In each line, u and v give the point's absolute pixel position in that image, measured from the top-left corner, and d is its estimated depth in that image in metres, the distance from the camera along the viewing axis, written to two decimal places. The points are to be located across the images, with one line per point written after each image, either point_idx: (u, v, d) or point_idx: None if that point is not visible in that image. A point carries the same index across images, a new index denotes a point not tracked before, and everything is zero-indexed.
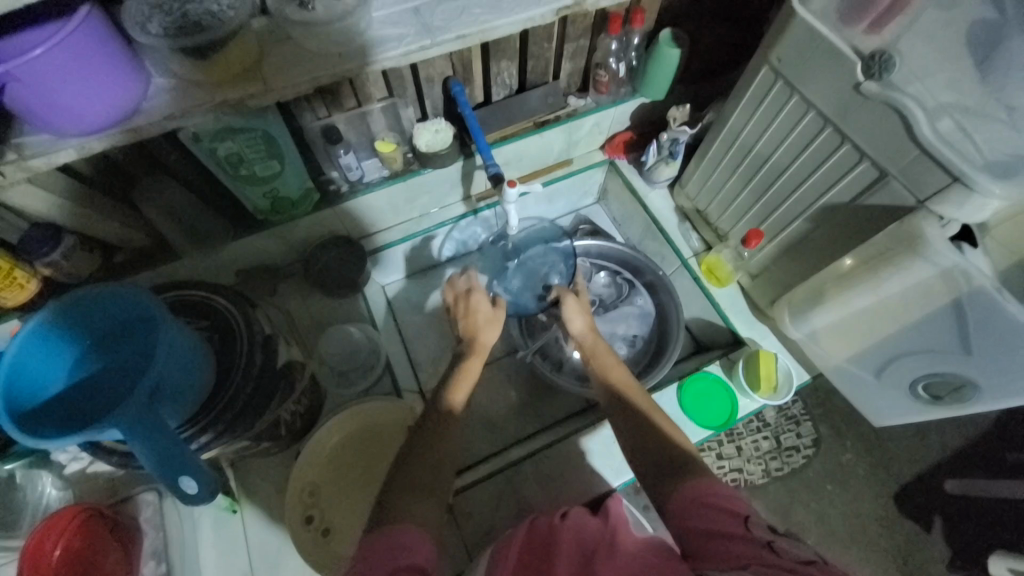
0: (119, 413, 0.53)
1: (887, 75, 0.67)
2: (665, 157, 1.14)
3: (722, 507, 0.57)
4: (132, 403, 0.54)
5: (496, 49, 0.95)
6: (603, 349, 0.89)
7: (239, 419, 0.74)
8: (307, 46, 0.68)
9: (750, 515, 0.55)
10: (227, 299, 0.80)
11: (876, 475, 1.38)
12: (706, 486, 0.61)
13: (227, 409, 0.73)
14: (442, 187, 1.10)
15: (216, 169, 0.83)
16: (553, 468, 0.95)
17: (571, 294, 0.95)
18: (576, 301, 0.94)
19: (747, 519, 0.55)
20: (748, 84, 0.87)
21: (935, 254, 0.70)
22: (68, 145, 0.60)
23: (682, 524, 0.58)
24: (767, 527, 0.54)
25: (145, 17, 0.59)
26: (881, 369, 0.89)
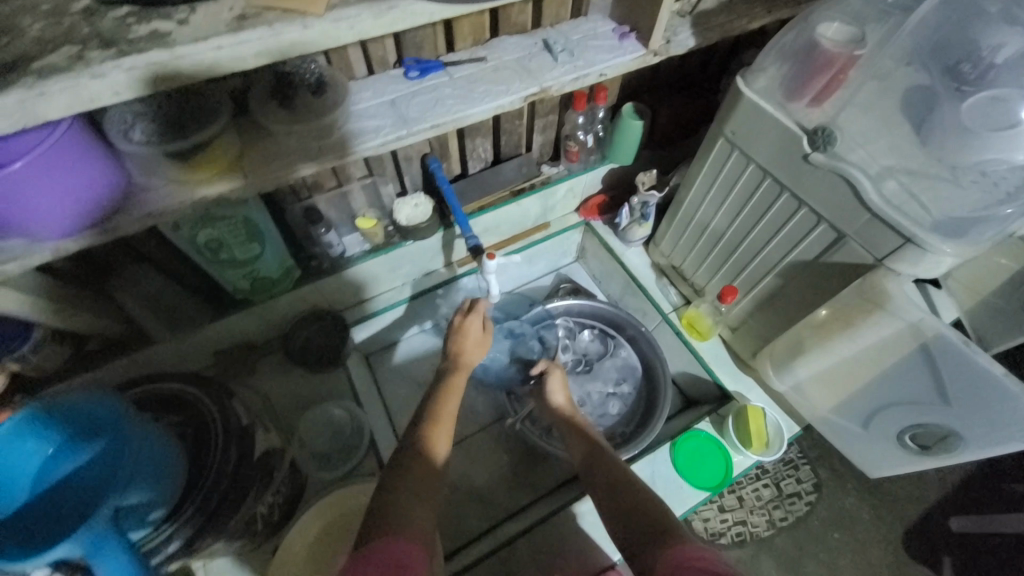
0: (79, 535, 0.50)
1: (830, 147, 0.73)
2: (638, 219, 1.19)
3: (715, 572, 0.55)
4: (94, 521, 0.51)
5: (470, 129, 1.01)
6: (582, 421, 0.90)
7: (212, 520, 0.69)
8: (287, 141, 0.71)
9: None
10: (202, 388, 0.77)
11: (881, 518, 1.35)
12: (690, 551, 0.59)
13: (201, 510, 0.68)
14: (424, 256, 1.12)
15: (196, 255, 0.84)
16: (548, 544, 0.90)
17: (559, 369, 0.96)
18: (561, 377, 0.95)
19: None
20: (707, 153, 0.93)
21: (899, 307, 0.74)
22: (43, 248, 0.60)
23: None
24: None
25: (128, 124, 0.63)
26: (869, 419, 0.89)
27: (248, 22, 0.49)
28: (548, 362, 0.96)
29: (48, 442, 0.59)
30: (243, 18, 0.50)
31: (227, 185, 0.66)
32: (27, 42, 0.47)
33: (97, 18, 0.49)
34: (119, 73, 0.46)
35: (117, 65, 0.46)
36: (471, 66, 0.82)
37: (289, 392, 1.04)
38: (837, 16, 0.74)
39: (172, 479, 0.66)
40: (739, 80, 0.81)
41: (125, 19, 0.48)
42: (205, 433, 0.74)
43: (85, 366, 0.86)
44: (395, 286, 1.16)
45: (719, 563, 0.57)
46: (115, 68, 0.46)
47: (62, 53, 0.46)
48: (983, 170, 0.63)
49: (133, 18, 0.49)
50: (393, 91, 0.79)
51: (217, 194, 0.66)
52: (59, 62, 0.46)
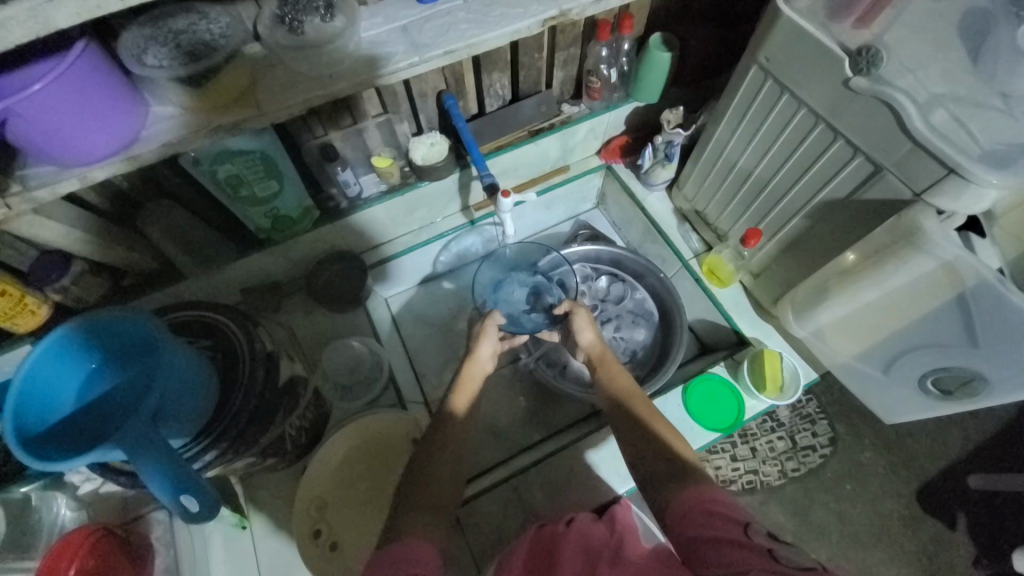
0: (123, 432, 0.54)
1: (875, 69, 0.67)
2: (661, 160, 1.14)
3: (723, 514, 0.56)
4: (135, 421, 0.55)
5: (487, 62, 0.97)
6: (613, 358, 0.89)
7: (244, 436, 0.74)
8: (297, 69, 0.70)
9: (749, 523, 0.54)
10: (228, 316, 0.81)
11: (896, 473, 1.34)
12: (703, 493, 0.60)
13: (232, 426, 0.73)
14: (440, 199, 1.12)
15: (216, 190, 0.85)
16: (558, 475, 0.95)
17: (583, 308, 0.93)
18: (588, 314, 0.92)
19: (747, 525, 0.54)
20: (738, 83, 0.87)
21: (935, 247, 0.70)
22: (70, 175, 0.62)
23: (684, 533, 0.57)
24: (767, 533, 0.53)
25: (142, 49, 0.62)
26: (890, 364, 0.87)
27: None
28: (573, 302, 0.92)
29: (91, 358, 0.64)
30: None
31: (241, 114, 0.67)
32: None
33: None
34: None
35: None
36: None
37: (312, 330, 1.08)
38: None
39: (204, 397, 0.69)
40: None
41: None
42: (233, 358, 0.78)
43: (124, 297, 0.91)
44: (412, 229, 1.16)
45: (730, 506, 0.58)
46: None
47: None
48: None
49: None
50: (405, 16, 0.75)
51: (231, 122, 0.67)
52: None
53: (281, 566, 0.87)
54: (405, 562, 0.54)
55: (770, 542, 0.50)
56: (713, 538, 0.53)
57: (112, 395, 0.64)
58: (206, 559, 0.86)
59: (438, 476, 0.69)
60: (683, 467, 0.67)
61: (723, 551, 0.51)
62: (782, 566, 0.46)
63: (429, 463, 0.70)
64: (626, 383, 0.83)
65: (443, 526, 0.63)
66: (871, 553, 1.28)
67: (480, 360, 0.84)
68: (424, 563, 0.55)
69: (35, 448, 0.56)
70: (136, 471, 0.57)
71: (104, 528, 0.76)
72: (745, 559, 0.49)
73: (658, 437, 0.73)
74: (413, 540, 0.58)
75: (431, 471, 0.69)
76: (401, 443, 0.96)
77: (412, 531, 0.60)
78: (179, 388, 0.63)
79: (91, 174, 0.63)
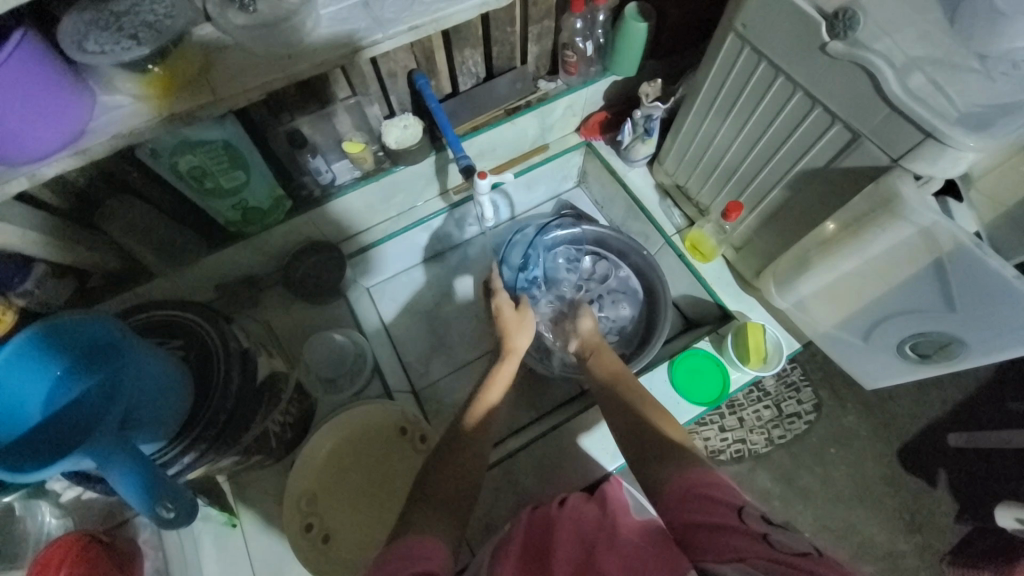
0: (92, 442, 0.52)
1: (853, 32, 0.65)
2: (641, 135, 1.12)
3: (717, 498, 0.56)
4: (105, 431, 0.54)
5: (457, 38, 0.93)
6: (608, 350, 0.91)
7: (222, 435, 0.73)
8: (254, 50, 0.66)
9: (743, 506, 0.54)
10: (197, 313, 0.78)
11: (878, 434, 1.38)
12: (696, 477, 0.60)
13: (211, 426, 0.71)
14: (418, 183, 1.09)
15: (179, 183, 0.81)
16: (549, 455, 0.95)
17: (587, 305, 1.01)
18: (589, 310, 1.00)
19: (741, 509, 0.54)
20: (716, 52, 0.85)
21: (913, 213, 0.69)
22: (18, 174, 0.59)
23: (680, 517, 0.57)
24: (762, 517, 0.53)
25: (82, 35, 0.57)
26: (870, 331, 0.88)
27: None
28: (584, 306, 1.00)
29: (56, 365, 0.60)
30: None
31: (196, 102, 0.63)
32: None
33: None
34: None
35: None
36: None
37: (294, 324, 1.06)
38: None
39: (177, 399, 0.68)
40: None
41: None
42: (207, 356, 0.75)
43: (92, 299, 0.88)
44: (391, 216, 1.14)
45: (722, 486, 0.58)
46: None
47: None
48: (1014, 60, 0.59)
49: None
50: None
51: (183, 110, 0.63)
52: None
53: (275, 560, 0.87)
54: (414, 557, 0.53)
55: (765, 527, 0.51)
56: (709, 524, 0.54)
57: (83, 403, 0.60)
58: (197, 559, 0.86)
59: (444, 472, 0.67)
60: (674, 449, 0.67)
61: (722, 539, 0.51)
62: (776, 552, 0.47)
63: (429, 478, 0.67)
64: (618, 368, 0.85)
65: (454, 528, 0.60)
66: (854, 513, 1.32)
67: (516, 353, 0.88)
68: (432, 562, 0.53)
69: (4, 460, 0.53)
70: (110, 481, 0.56)
71: (88, 535, 0.75)
72: (744, 546, 0.49)
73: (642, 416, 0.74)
74: (423, 538, 0.56)
75: (433, 483, 0.66)
76: (390, 433, 0.95)
77: (422, 526, 0.58)
78: (145, 393, 0.62)
79: (37, 172, 0.59)
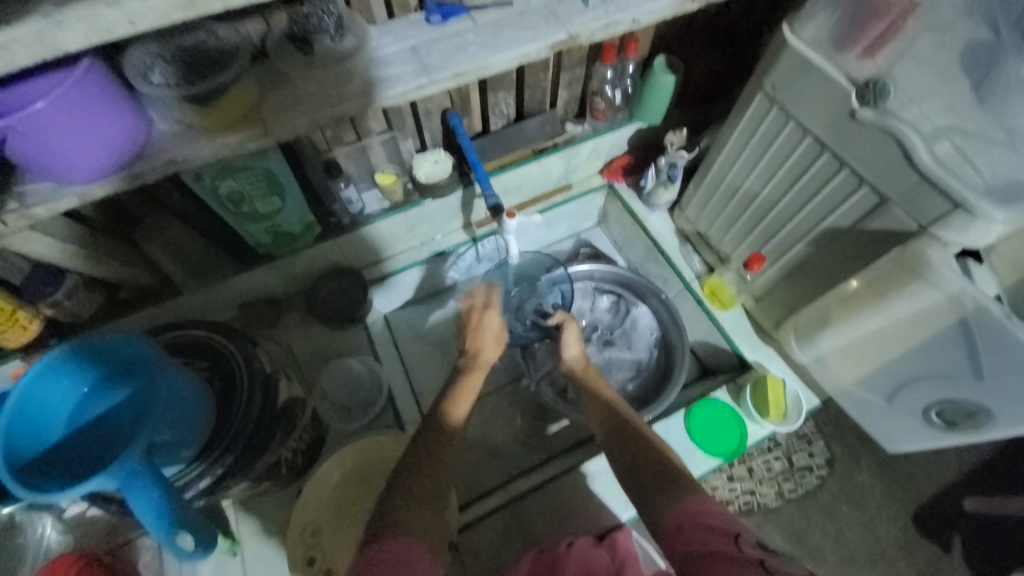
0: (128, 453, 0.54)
1: (882, 102, 0.68)
2: (664, 182, 1.14)
3: (714, 527, 0.57)
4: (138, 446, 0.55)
5: (493, 82, 0.97)
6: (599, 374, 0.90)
7: (243, 459, 0.74)
8: (303, 88, 0.69)
9: (741, 533, 0.55)
10: (224, 336, 0.80)
11: (893, 495, 1.34)
12: (695, 506, 0.60)
13: (228, 451, 0.73)
14: (443, 215, 1.11)
15: (216, 205, 0.84)
16: (559, 501, 0.93)
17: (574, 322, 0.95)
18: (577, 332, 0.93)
19: (738, 536, 0.54)
20: (743, 109, 0.88)
21: (942, 279, 0.69)
22: (70, 192, 0.61)
23: (679, 547, 0.57)
24: (757, 544, 0.54)
25: (149, 67, 0.62)
26: (893, 394, 0.87)
27: None
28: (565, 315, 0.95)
29: (83, 383, 0.63)
30: None
31: (247, 135, 0.66)
32: None
33: None
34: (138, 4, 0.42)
35: None
36: (495, 11, 0.78)
37: (308, 346, 1.07)
38: None
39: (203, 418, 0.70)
40: (786, 28, 0.75)
41: None
42: (232, 379, 0.77)
43: (119, 312, 0.90)
44: (414, 244, 1.16)
45: (722, 515, 0.58)
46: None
47: None
48: None
49: None
50: (414, 36, 0.75)
51: (240, 140, 0.66)
52: None
53: None
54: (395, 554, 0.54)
55: (763, 553, 0.51)
56: (707, 553, 0.54)
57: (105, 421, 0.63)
58: None
59: (434, 467, 0.68)
60: (677, 480, 0.66)
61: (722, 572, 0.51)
62: None
63: (413, 469, 0.67)
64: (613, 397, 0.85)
65: (434, 521, 0.62)
66: None
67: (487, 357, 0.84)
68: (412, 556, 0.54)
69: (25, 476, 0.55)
70: (130, 506, 0.55)
71: (88, 556, 0.76)
72: None
73: (648, 444, 0.74)
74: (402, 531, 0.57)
75: (418, 476, 0.66)
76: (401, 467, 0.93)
77: (402, 520, 0.60)
78: (173, 414, 0.64)
79: (91, 190, 0.62)
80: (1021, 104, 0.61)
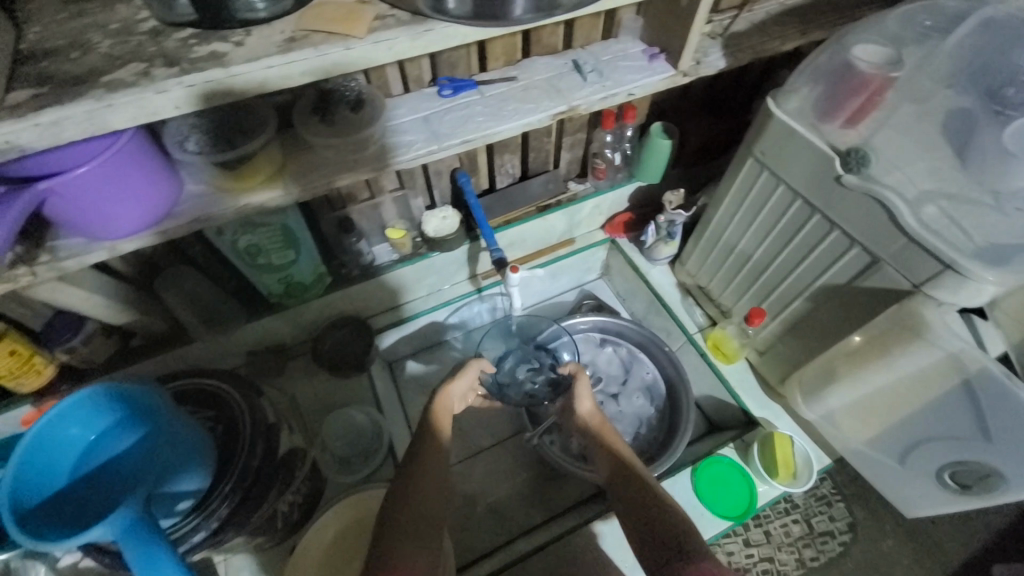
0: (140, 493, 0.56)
1: (864, 168, 0.72)
2: (664, 237, 1.18)
3: None
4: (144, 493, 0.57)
5: (499, 145, 1.04)
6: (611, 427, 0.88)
7: (254, 492, 0.75)
8: (324, 153, 0.75)
9: None
10: (232, 384, 0.83)
11: (923, 565, 1.25)
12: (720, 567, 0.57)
13: (239, 485, 0.74)
14: (449, 267, 1.15)
15: (235, 258, 0.88)
16: (561, 559, 0.89)
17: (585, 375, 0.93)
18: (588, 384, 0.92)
19: None
20: (735, 172, 0.92)
21: (940, 338, 0.72)
22: (100, 247, 0.65)
23: None
24: None
25: (183, 136, 0.68)
26: (904, 455, 0.85)
27: (297, 44, 0.50)
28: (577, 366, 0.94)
29: (89, 431, 0.65)
30: (292, 40, 0.50)
31: (268, 194, 0.71)
32: (98, 58, 0.49)
33: (163, 37, 0.50)
34: (180, 88, 0.48)
35: (179, 81, 0.47)
36: (501, 86, 0.85)
37: (313, 396, 1.08)
38: (871, 39, 0.74)
39: (205, 463, 0.71)
40: (770, 100, 0.81)
41: (188, 39, 0.50)
42: (235, 428, 0.79)
43: (130, 358, 0.92)
44: (421, 294, 1.19)
45: None
46: (177, 84, 0.47)
47: (129, 69, 0.48)
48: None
49: (195, 38, 0.50)
50: (427, 108, 0.82)
51: (250, 203, 0.70)
52: (127, 77, 0.48)
53: None
54: None
55: None
56: None
57: (118, 465, 0.65)
58: None
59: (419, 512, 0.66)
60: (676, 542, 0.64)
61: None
62: None
63: (394, 522, 0.64)
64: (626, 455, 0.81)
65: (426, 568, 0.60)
66: None
67: (445, 399, 0.82)
68: None
69: (27, 528, 0.56)
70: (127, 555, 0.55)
71: None
72: None
73: (655, 500, 0.72)
74: None
75: (401, 530, 0.63)
76: None
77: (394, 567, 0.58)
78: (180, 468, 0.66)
79: (121, 245, 0.66)
80: (1004, 169, 0.63)
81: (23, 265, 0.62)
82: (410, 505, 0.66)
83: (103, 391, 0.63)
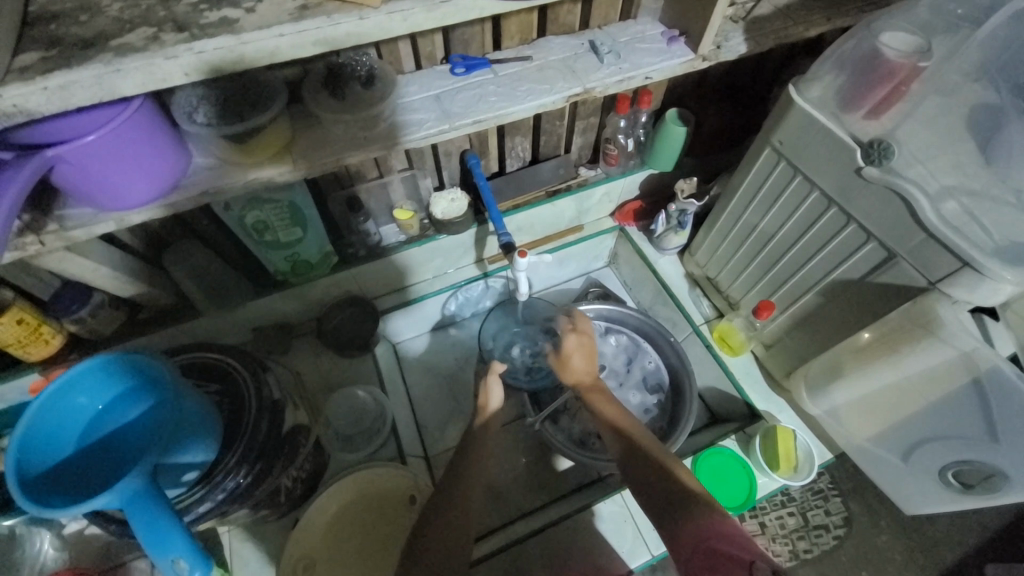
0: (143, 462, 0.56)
1: (886, 161, 0.69)
2: (674, 227, 1.17)
3: (724, 553, 0.54)
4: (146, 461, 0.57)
5: (510, 127, 1.01)
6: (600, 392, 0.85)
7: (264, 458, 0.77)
8: (334, 130, 0.73)
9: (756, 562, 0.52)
10: (238, 360, 0.84)
11: (915, 561, 1.26)
12: (723, 522, 0.58)
13: (245, 452, 0.75)
14: (456, 251, 1.14)
15: (244, 235, 0.88)
16: (560, 542, 0.90)
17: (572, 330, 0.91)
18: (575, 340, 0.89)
19: (753, 564, 0.52)
20: (752, 161, 0.90)
21: (952, 336, 0.71)
22: (108, 218, 0.64)
23: (687, 545, 0.57)
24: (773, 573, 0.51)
25: (192, 107, 0.67)
26: (908, 452, 0.84)
27: (309, 12, 0.49)
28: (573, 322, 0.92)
29: (96, 401, 0.65)
30: (305, 8, 0.49)
31: (276, 170, 0.70)
32: (106, 21, 0.48)
33: (173, 2, 0.49)
34: (191, 55, 0.47)
35: (189, 47, 0.46)
36: (515, 65, 0.83)
37: (318, 374, 1.08)
38: (902, 25, 0.71)
39: (213, 432, 0.72)
40: (792, 87, 0.78)
41: (197, 4, 0.49)
42: (241, 405, 0.80)
43: (137, 331, 0.93)
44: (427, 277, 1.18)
45: (732, 537, 0.56)
46: (187, 51, 0.46)
47: (138, 34, 0.47)
48: None
49: (204, 3, 0.49)
50: (438, 86, 0.81)
51: (261, 179, 0.69)
52: (136, 42, 0.47)
53: None
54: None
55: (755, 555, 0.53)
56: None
57: (127, 434, 0.65)
58: None
59: (462, 502, 0.70)
60: (679, 487, 0.64)
61: None
62: None
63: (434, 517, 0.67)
64: (622, 416, 0.80)
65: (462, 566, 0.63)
66: None
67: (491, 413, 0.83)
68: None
69: (34, 494, 0.57)
70: (133, 521, 0.56)
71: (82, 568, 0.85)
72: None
73: (652, 454, 0.71)
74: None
75: (444, 526, 0.66)
76: (398, 498, 0.95)
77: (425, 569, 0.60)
78: (188, 437, 0.67)
79: (129, 217, 0.65)
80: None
81: (31, 234, 0.62)
82: (446, 512, 0.68)
83: (110, 362, 0.64)
